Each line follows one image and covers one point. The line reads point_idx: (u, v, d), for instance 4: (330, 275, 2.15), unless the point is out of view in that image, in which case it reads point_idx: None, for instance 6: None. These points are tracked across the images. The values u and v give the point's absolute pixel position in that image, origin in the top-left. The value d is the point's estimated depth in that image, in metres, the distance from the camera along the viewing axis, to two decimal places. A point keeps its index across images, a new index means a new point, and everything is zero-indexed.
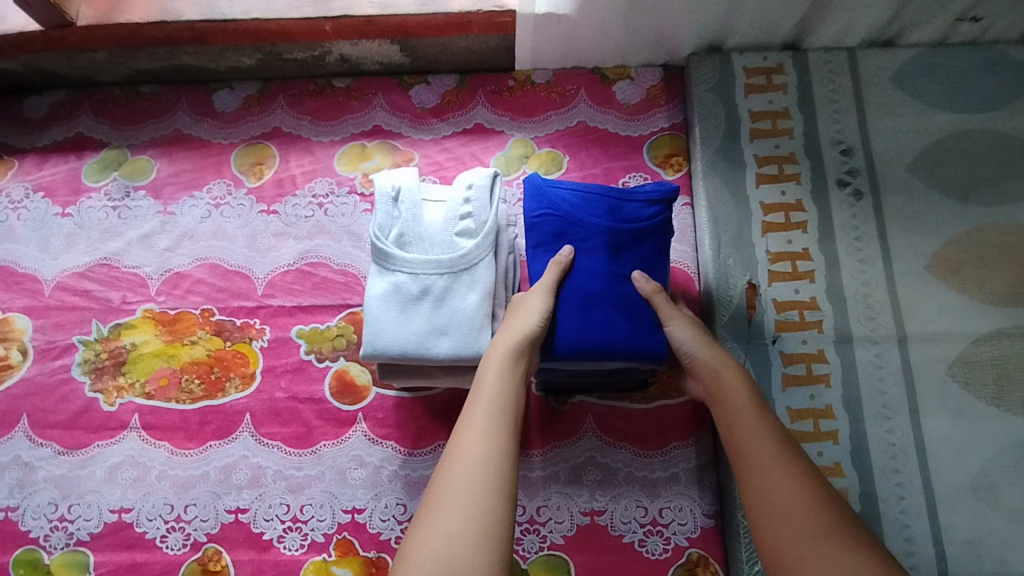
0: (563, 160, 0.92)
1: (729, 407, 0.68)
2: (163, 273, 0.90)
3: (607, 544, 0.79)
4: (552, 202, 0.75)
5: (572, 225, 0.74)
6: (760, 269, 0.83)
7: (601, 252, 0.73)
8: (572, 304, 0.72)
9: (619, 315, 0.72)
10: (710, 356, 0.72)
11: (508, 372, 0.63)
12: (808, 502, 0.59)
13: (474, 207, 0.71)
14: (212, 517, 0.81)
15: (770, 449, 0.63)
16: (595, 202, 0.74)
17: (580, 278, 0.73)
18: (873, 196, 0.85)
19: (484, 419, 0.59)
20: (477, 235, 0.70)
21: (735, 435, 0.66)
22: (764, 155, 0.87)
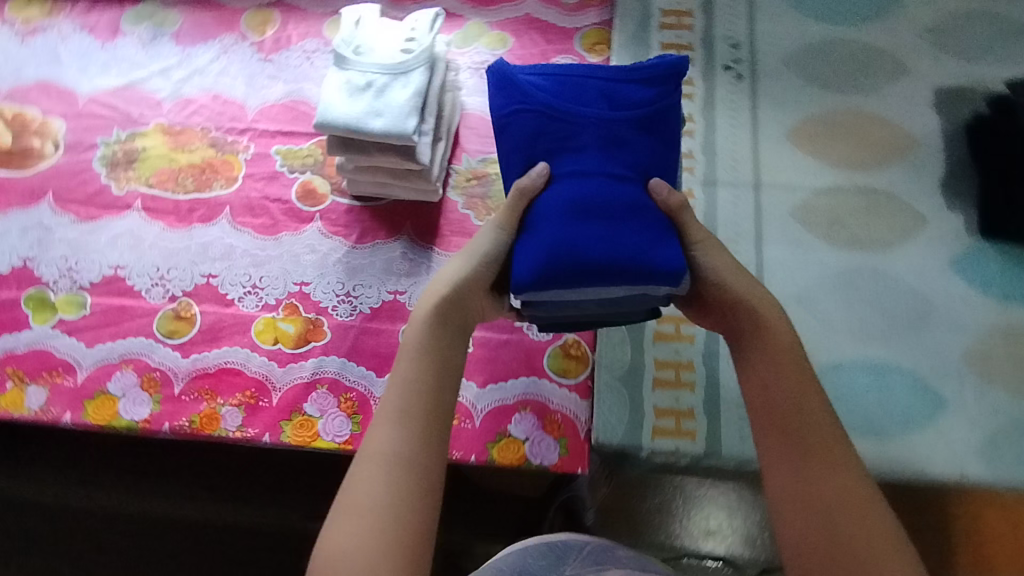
0: (508, 39, 1.12)
1: (780, 366, 0.71)
2: (175, 98, 1.12)
3: (501, 325, 0.97)
4: (530, 95, 0.75)
5: (553, 114, 0.74)
6: None
7: (594, 152, 0.74)
8: (558, 215, 0.73)
9: (618, 227, 0.72)
10: (713, 267, 0.75)
11: (431, 339, 0.73)
12: (862, 497, 0.64)
13: (419, 35, 0.91)
14: (189, 278, 1.01)
15: (833, 440, 0.67)
16: (579, 90, 0.75)
17: (570, 183, 0.74)
18: (751, 80, 1.03)
19: (410, 404, 0.68)
20: (416, 52, 0.90)
21: (786, 407, 0.69)
22: (667, 42, 1.06)
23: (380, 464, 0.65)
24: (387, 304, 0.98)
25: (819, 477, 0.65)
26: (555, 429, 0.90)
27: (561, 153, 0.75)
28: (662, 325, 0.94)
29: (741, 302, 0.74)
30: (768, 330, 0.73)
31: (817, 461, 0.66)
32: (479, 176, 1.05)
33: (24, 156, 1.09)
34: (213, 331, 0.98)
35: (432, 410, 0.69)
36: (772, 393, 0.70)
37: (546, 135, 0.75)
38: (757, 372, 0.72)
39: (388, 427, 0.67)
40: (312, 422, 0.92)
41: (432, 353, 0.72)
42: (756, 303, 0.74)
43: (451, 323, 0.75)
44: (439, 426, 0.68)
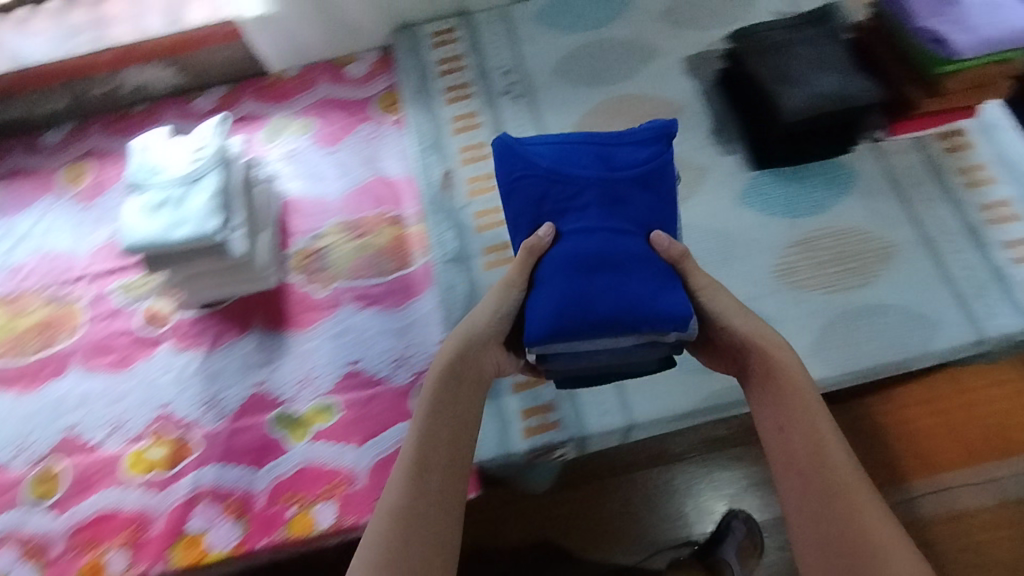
0: (312, 123, 1.21)
1: (797, 402, 0.72)
2: (4, 268, 1.13)
3: (365, 381, 1.00)
4: (532, 161, 0.80)
5: (554, 179, 0.78)
6: (452, 160, 1.09)
7: (595, 211, 0.78)
8: (569, 269, 0.77)
9: (626, 280, 0.75)
10: (715, 308, 0.79)
11: (434, 393, 0.76)
12: (881, 525, 0.64)
13: (207, 143, 0.97)
14: (49, 436, 1.00)
15: (853, 475, 0.67)
16: (577, 154, 0.80)
17: (575, 240, 0.78)
18: (527, 97, 1.13)
19: (427, 460, 0.72)
20: (205, 160, 0.95)
21: (802, 444, 0.70)
22: (448, 86, 1.16)
23: (385, 520, 0.68)
24: (252, 397, 1.00)
25: (839, 517, 0.66)
26: None
27: (563, 214, 0.79)
28: None
29: (755, 335, 0.76)
30: (781, 368, 0.74)
31: (835, 498, 0.66)
32: (312, 252, 1.10)
33: None
34: (84, 481, 0.96)
35: (450, 468, 0.72)
36: (788, 429, 0.72)
37: (550, 195, 0.79)
38: (770, 411, 0.75)
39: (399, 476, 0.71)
40: (200, 538, 0.91)
41: (445, 413, 0.75)
42: (776, 339, 0.77)
43: (463, 387, 0.78)
44: (451, 485, 0.72)
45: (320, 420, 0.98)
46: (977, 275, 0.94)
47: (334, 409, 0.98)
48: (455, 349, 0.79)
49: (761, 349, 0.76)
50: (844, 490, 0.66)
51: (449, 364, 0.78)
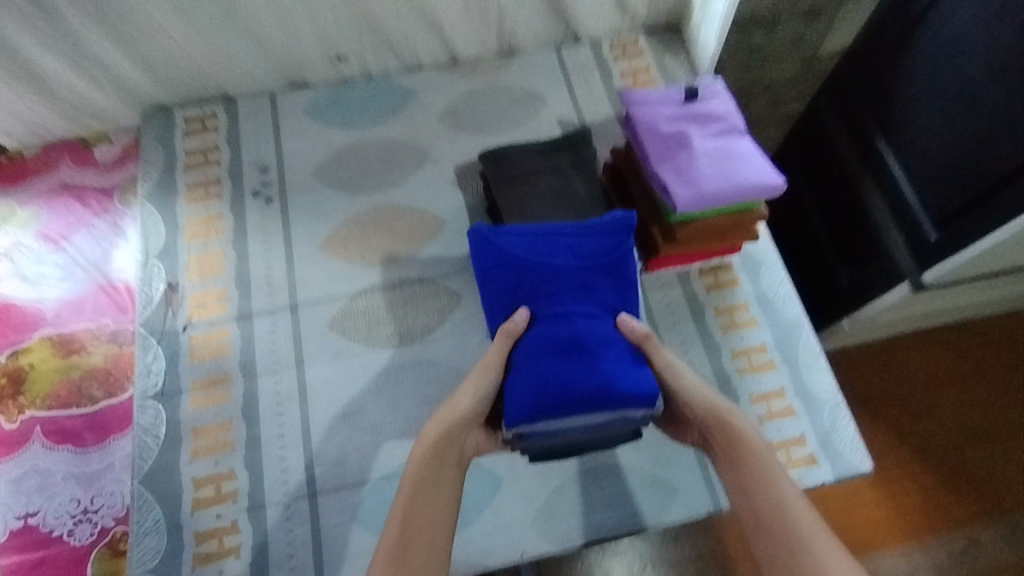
0: (39, 213, 1.06)
1: (764, 461, 0.74)
2: None
3: (35, 540, 0.85)
4: (504, 252, 0.79)
5: (532, 268, 0.78)
6: (179, 271, 0.97)
7: (572, 297, 0.79)
8: (545, 355, 0.76)
9: (624, 365, 0.76)
10: (683, 394, 0.80)
11: (418, 487, 0.73)
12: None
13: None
14: None
15: (806, 531, 0.68)
16: (552, 243, 0.80)
17: (547, 326, 0.77)
18: (279, 200, 1.03)
19: (417, 535, 0.70)
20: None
21: (762, 507, 0.71)
22: (193, 181, 1.04)
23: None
24: None
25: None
26: None
27: (538, 300, 0.79)
28: (199, 490, 0.83)
29: (700, 408, 0.78)
30: (740, 432, 0.76)
31: (801, 557, 0.67)
32: (11, 372, 0.95)
33: None
34: None
35: (434, 542, 0.70)
36: (752, 491, 0.73)
37: (524, 284, 0.79)
38: (730, 474, 0.75)
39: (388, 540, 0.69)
40: None
41: (424, 481, 0.73)
42: (701, 413, 0.78)
43: (450, 451, 0.76)
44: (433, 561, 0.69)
45: None
46: None
47: None
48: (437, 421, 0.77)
49: (711, 421, 0.77)
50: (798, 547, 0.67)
51: (430, 439, 0.76)
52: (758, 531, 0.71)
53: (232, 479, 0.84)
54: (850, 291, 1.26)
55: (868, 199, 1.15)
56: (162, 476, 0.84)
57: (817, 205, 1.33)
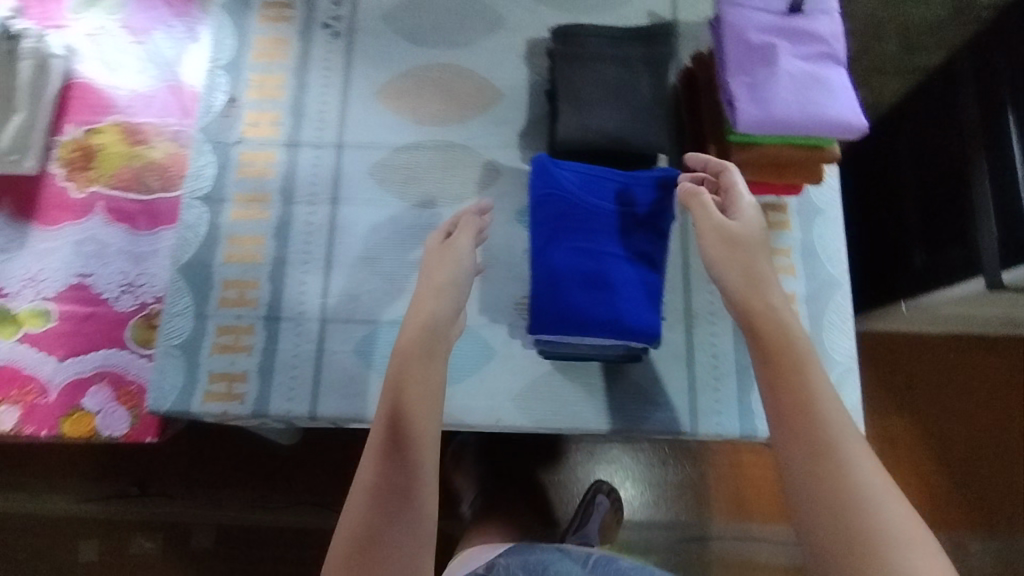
0: (125, 2, 1.09)
1: (806, 355, 0.68)
2: None
3: (89, 298, 0.96)
4: (560, 182, 0.72)
5: (578, 206, 0.72)
6: (240, 88, 1.00)
7: (609, 236, 0.72)
8: (571, 281, 0.70)
9: (643, 306, 0.71)
10: (739, 276, 0.73)
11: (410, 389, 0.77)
12: (864, 460, 0.61)
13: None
14: None
15: (837, 432, 0.63)
16: (601, 184, 0.73)
17: (579, 256, 0.71)
18: (347, 37, 1.02)
19: (406, 461, 0.72)
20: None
21: (791, 401, 0.65)
22: (269, 1, 1.04)
23: (384, 493, 0.71)
24: None
25: (817, 474, 0.61)
26: (128, 398, 0.92)
27: (578, 233, 0.72)
28: (226, 290, 0.91)
29: (755, 284, 0.73)
30: (782, 321, 0.70)
31: (821, 457, 0.62)
32: (84, 147, 1.03)
33: None
34: None
35: (421, 464, 0.73)
36: (782, 383, 0.67)
37: (566, 217, 0.72)
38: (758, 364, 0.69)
39: (373, 460, 0.73)
40: None
41: (395, 400, 0.76)
42: (746, 292, 0.72)
43: (408, 388, 0.77)
44: (427, 483, 0.72)
45: (32, 324, 0.95)
46: (720, 366, 0.88)
47: (49, 317, 0.96)
48: (395, 364, 0.79)
49: (756, 305, 0.71)
50: (820, 445, 0.62)
51: (393, 386, 0.77)
52: (783, 398, 0.66)
53: (255, 288, 0.91)
54: (921, 274, 1.13)
55: (972, 177, 1.00)
56: (196, 270, 0.92)
57: (912, 169, 1.16)
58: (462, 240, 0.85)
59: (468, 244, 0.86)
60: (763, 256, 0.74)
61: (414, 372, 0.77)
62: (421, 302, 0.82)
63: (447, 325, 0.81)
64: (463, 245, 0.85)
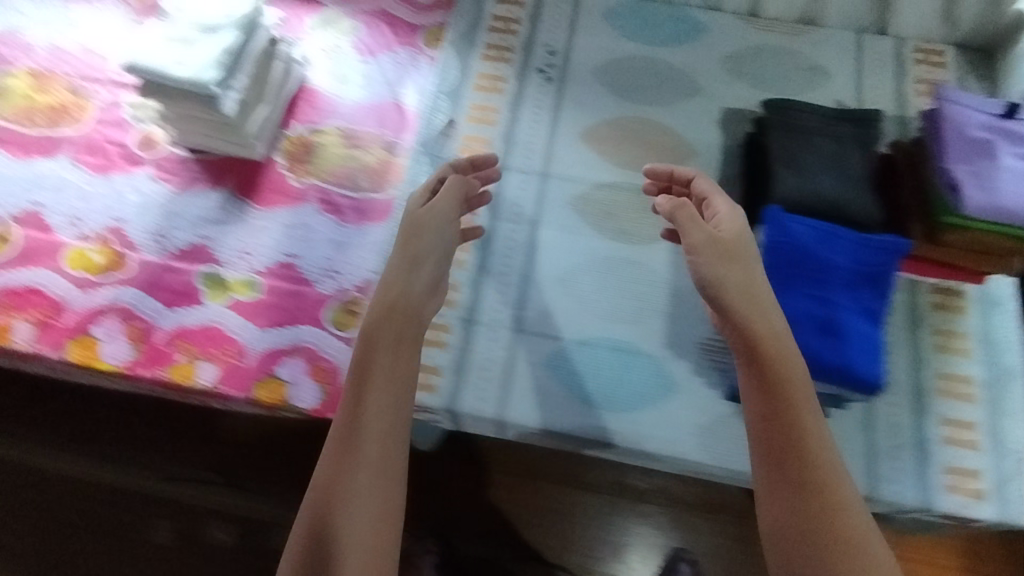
0: (358, 27, 1.23)
1: (782, 391, 0.74)
2: (49, 46, 1.21)
3: (293, 276, 1.03)
4: (793, 233, 0.80)
5: (810, 258, 0.78)
6: (459, 112, 1.10)
7: (839, 289, 0.78)
8: (800, 325, 0.76)
9: (869, 358, 0.76)
10: (739, 294, 0.78)
11: (370, 381, 0.81)
12: (853, 504, 0.70)
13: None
14: (19, 204, 1.08)
15: (832, 474, 0.72)
16: (834, 241, 0.80)
17: (808, 304, 0.77)
18: (559, 83, 1.12)
19: (360, 456, 0.77)
20: (237, 8, 1.00)
21: (784, 447, 0.73)
22: (491, 42, 1.15)
23: (354, 489, 0.76)
24: (194, 247, 1.06)
25: (806, 510, 0.71)
26: (320, 374, 0.97)
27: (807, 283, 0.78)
28: None
29: (741, 300, 0.78)
30: (783, 357, 0.75)
31: (812, 494, 0.71)
32: (306, 143, 1.13)
33: None
34: (28, 254, 1.04)
35: (382, 459, 0.78)
36: (775, 420, 0.74)
37: (796, 266, 0.79)
38: (754, 399, 0.76)
39: (351, 453, 0.78)
40: (96, 344, 0.98)
41: (376, 396, 0.80)
42: (750, 320, 0.77)
43: (370, 380, 0.81)
44: (388, 475, 0.77)
45: (240, 292, 1.02)
46: (897, 435, 0.90)
47: (256, 288, 1.02)
48: (359, 352, 0.83)
49: (762, 335, 0.75)
50: (820, 485, 0.71)
51: (368, 380, 0.81)
52: (778, 438, 0.74)
53: (456, 291, 0.97)
54: None
55: None
56: None
57: None
58: (441, 206, 0.90)
59: (449, 210, 0.90)
60: (761, 280, 0.78)
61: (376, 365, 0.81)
62: (405, 274, 0.86)
63: (421, 305, 0.85)
64: (445, 211, 0.90)
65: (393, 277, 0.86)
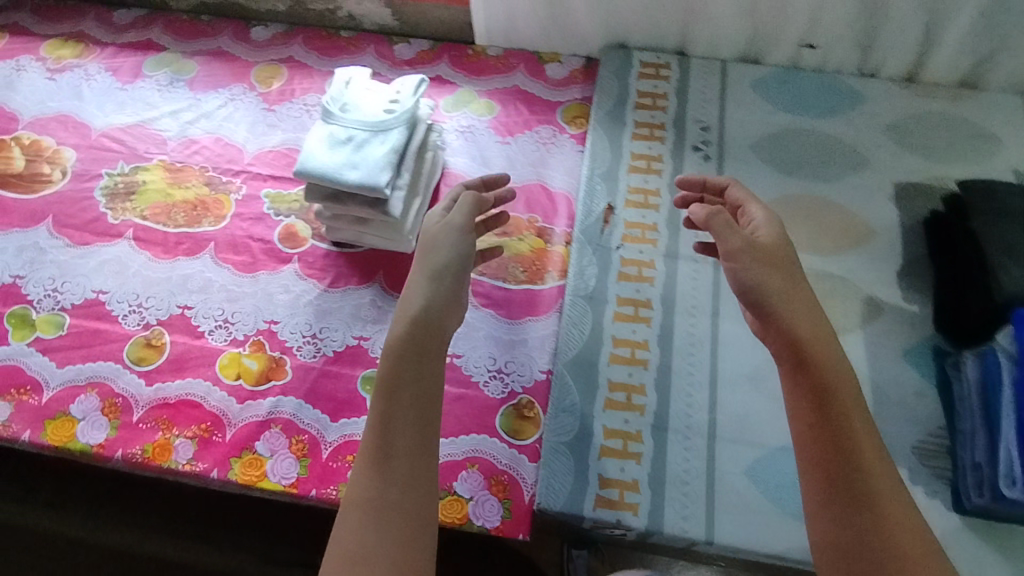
0: (495, 107, 1.20)
1: (833, 403, 0.70)
2: (180, 138, 1.19)
3: (458, 379, 0.97)
4: None
5: None
6: (618, 196, 1.05)
7: None
8: None
9: None
10: (788, 296, 0.76)
11: (400, 384, 0.72)
12: (912, 519, 0.64)
13: (408, 90, 0.99)
14: (165, 308, 1.05)
15: (887, 491, 0.65)
16: None
17: None
18: (718, 161, 1.08)
19: (391, 464, 0.67)
20: (403, 105, 0.97)
21: (841, 452, 0.67)
22: (641, 120, 1.12)
23: (364, 511, 0.65)
24: (350, 348, 1.01)
25: (864, 527, 0.63)
26: (500, 490, 0.89)
27: None
28: (613, 392, 0.91)
29: (780, 300, 0.76)
30: (830, 364, 0.72)
31: (873, 508, 0.64)
32: None
33: (32, 181, 1.15)
34: (180, 361, 1.00)
35: (409, 481, 0.67)
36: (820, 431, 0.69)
37: None
38: (798, 406, 0.72)
39: (367, 472, 0.67)
40: (261, 461, 0.93)
41: (407, 398, 0.71)
42: (791, 321, 0.75)
43: (400, 396, 0.72)
44: (419, 487, 0.67)
45: None
46: None
47: None
48: (386, 368, 0.74)
49: (807, 340, 0.73)
50: (874, 501, 0.64)
51: (389, 392, 0.72)
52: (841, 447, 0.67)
53: (641, 393, 0.91)
54: None
55: None
56: (584, 366, 0.93)
57: None
58: (458, 220, 0.87)
59: (468, 222, 0.88)
60: (804, 284, 0.77)
61: (405, 372, 0.72)
62: (425, 280, 0.80)
63: (444, 312, 0.79)
64: (464, 222, 0.87)
65: (416, 287, 0.80)
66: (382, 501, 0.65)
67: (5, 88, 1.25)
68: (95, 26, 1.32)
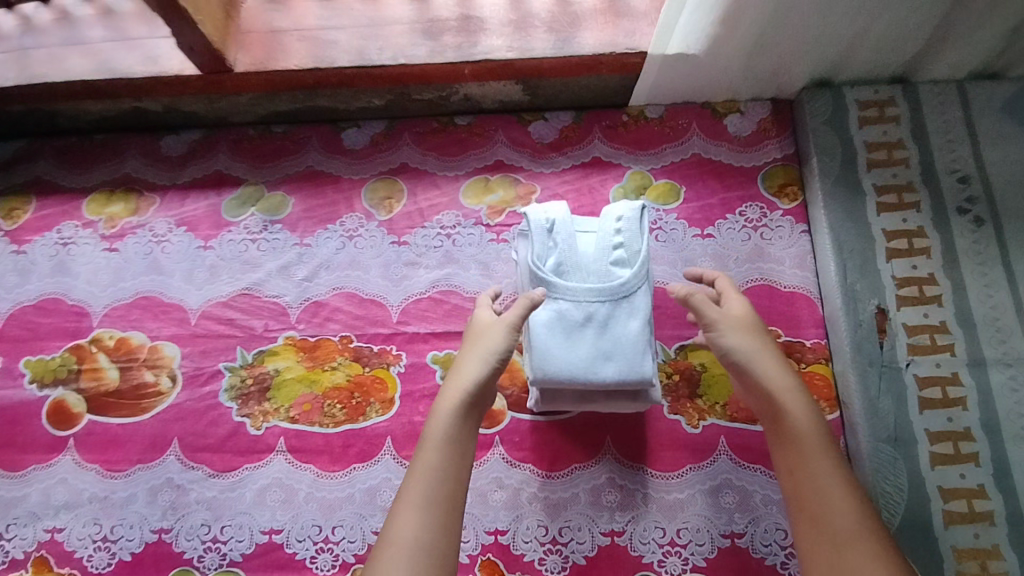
0: (681, 190, 0.96)
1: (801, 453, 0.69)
2: (302, 301, 0.95)
3: (749, 566, 0.80)
4: None
5: None
6: (887, 294, 0.85)
7: None
8: None
9: None
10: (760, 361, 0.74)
11: (454, 439, 0.67)
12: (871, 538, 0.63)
13: (632, 225, 0.75)
14: (360, 538, 0.84)
15: (845, 507, 0.65)
16: None
17: None
18: (994, 223, 0.87)
19: (438, 512, 0.62)
20: (634, 249, 0.74)
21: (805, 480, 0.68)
22: (883, 184, 0.90)
23: (408, 556, 0.59)
24: (604, 551, 0.82)
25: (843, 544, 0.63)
26: None
27: None
28: (964, 564, 0.74)
29: (751, 365, 0.74)
30: (800, 415, 0.71)
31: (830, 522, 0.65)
32: (682, 369, 0.89)
33: (136, 397, 0.92)
34: None
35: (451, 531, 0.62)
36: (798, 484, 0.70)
37: None
38: (782, 461, 0.71)
39: (415, 514, 0.62)
40: None
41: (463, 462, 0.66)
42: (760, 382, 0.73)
43: (453, 451, 0.66)
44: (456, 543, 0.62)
45: None
46: None
47: None
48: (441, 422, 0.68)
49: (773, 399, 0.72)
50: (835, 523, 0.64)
51: (446, 446, 0.66)
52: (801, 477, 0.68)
53: (1000, 559, 0.74)
54: None
55: None
56: (916, 535, 0.76)
57: None
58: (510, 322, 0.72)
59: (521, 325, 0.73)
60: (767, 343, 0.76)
61: (461, 437, 0.67)
62: (480, 356, 0.71)
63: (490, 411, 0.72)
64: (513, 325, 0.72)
65: (471, 359, 0.72)
66: (412, 539, 0.60)
67: (59, 273, 0.99)
68: (141, 164, 1.04)
